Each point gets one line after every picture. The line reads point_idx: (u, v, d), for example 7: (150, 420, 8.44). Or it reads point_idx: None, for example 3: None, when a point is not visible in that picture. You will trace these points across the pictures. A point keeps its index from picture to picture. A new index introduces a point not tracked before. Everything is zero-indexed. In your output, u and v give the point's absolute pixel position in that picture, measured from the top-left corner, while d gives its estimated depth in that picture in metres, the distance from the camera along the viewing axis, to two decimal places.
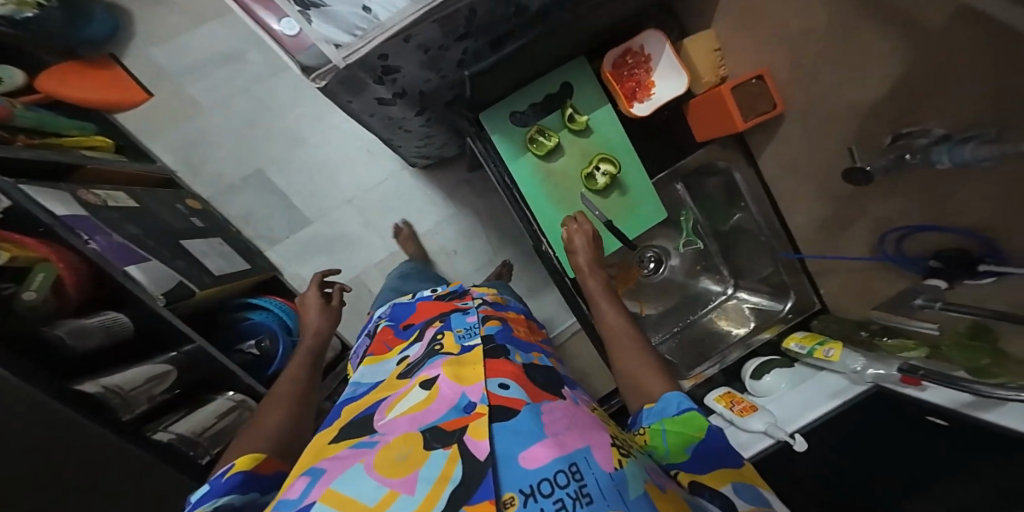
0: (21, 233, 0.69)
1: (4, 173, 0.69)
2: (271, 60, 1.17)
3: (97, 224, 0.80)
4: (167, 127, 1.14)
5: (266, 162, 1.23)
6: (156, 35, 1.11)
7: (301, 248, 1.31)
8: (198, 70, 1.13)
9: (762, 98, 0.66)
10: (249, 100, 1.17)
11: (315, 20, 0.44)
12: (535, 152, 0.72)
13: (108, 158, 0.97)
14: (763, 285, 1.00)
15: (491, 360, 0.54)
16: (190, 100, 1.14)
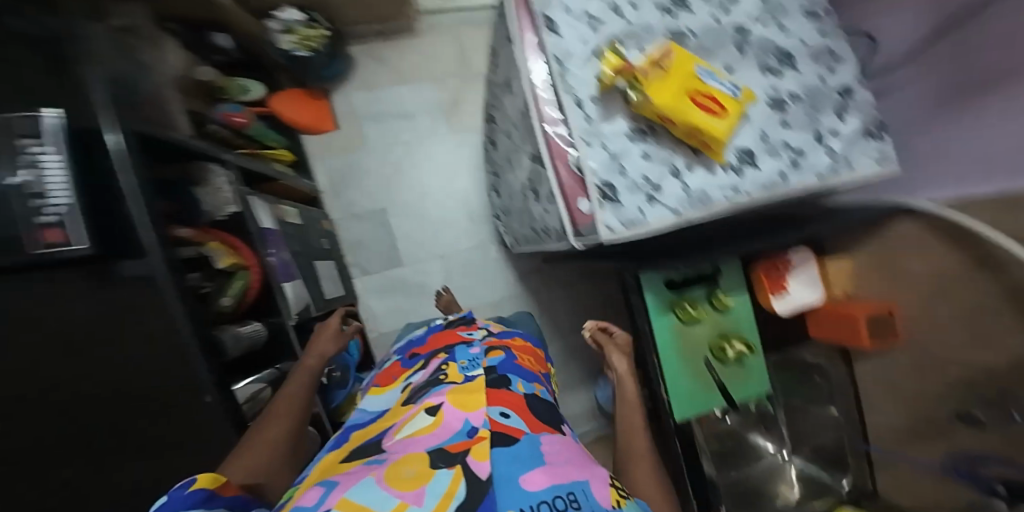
0: (236, 237, 0.72)
1: (241, 183, 0.76)
2: (434, 128, 1.34)
3: (278, 238, 0.84)
4: (334, 152, 1.24)
5: (393, 204, 1.31)
6: (361, 83, 1.28)
7: (384, 285, 1.34)
8: (378, 116, 1.28)
9: (887, 327, 0.83)
10: (404, 151, 1.31)
11: (606, 208, 0.48)
12: (680, 318, 0.78)
13: (286, 172, 0.98)
14: (815, 453, 1.06)
15: (493, 389, 0.54)
16: (360, 137, 1.26)
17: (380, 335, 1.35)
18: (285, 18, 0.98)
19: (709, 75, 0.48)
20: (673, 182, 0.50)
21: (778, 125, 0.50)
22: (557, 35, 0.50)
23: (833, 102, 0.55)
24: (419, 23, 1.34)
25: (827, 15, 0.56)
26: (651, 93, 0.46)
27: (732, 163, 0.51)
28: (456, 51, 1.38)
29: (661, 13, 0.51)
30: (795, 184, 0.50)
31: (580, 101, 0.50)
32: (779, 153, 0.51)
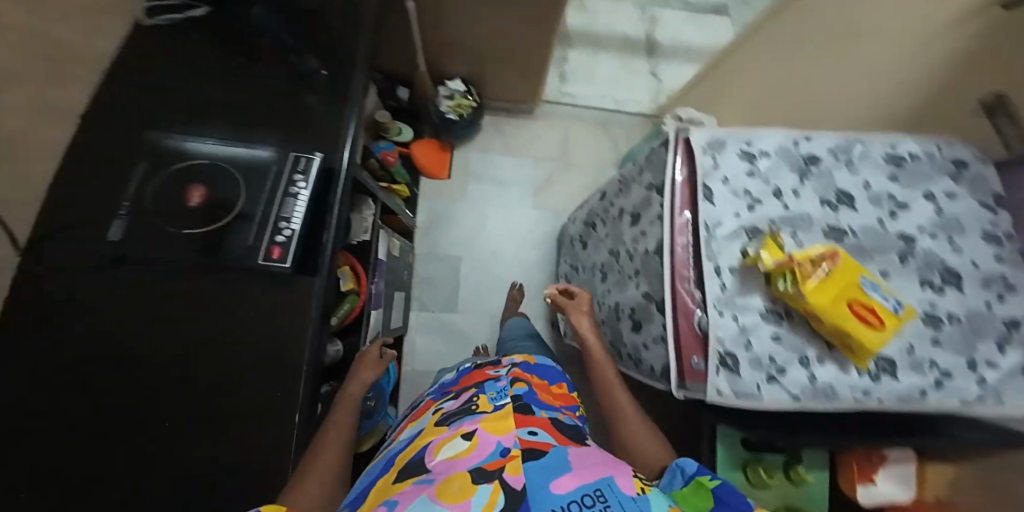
0: (358, 263, 0.80)
1: (373, 213, 0.87)
2: (523, 198, 1.46)
3: (382, 270, 0.91)
4: (439, 196, 1.41)
5: (469, 253, 1.39)
6: (480, 149, 1.49)
7: (433, 326, 1.33)
8: (483, 176, 1.46)
9: None
10: (495, 210, 1.44)
11: (721, 374, 0.47)
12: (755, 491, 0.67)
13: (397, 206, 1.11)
14: None
15: (521, 415, 0.47)
16: (463, 188, 1.43)
17: (410, 371, 1.28)
18: (450, 87, 1.32)
19: (870, 280, 0.45)
20: (799, 369, 0.47)
21: (932, 343, 0.47)
22: (709, 203, 0.51)
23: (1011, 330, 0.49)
24: (539, 109, 1.59)
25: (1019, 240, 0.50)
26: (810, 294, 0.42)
27: (871, 368, 0.47)
28: (563, 142, 1.58)
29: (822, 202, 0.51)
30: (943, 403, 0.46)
31: (718, 269, 0.49)
32: (925, 371, 0.46)
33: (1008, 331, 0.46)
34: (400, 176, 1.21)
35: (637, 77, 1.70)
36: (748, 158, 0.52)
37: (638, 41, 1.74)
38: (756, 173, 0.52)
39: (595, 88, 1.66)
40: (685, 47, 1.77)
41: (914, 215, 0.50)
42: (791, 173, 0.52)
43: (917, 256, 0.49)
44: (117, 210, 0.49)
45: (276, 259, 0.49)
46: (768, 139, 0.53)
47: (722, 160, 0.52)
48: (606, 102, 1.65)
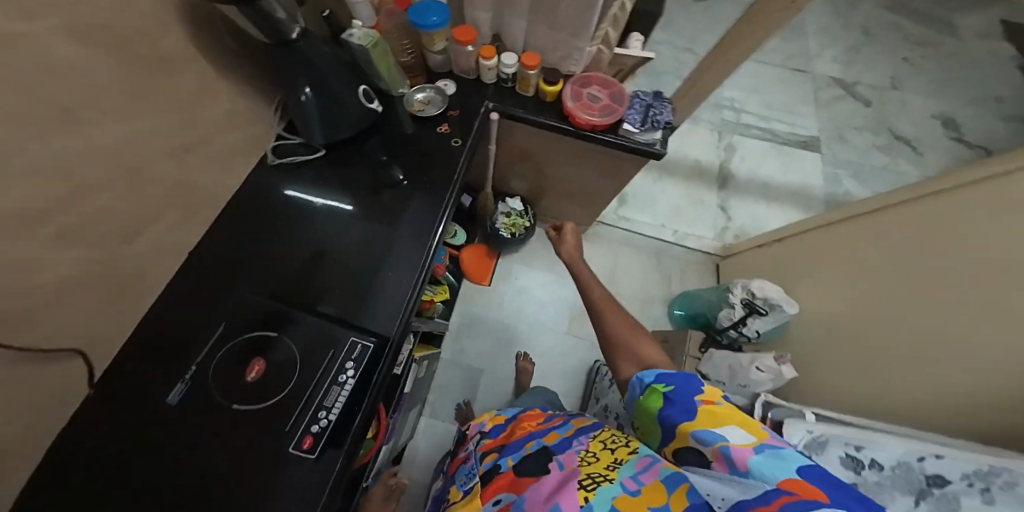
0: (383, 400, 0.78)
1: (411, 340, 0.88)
2: (561, 319, 1.43)
3: (403, 403, 0.88)
4: (475, 303, 1.42)
5: (494, 368, 1.34)
6: (526, 260, 1.50)
7: (439, 443, 1.24)
8: (524, 289, 1.46)
9: None
10: (527, 326, 1.40)
11: None
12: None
13: (428, 319, 1.11)
14: None
15: (488, 483, 0.56)
16: (501, 299, 1.43)
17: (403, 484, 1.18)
18: (510, 205, 1.40)
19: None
20: None
21: None
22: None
23: None
24: (593, 229, 1.63)
25: None
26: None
27: None
28: (612, 265, 1.58)
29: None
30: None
31: None
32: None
33: None
34: (444, 279, 1.27)
35: (702, 211, 1.71)
36: (852, 466, 0.59)
37: (709, 173, 1.79)
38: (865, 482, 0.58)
39: (655, 215, 1.68)
40: (756, 184, 1.78)
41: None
42: (904, 495, 0.54)
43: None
44: (184, 373, 0.62)
45: (305, 449, 0.58)
46: (886, 453, 0.58)
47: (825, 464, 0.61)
48: (665, 232, 1.65)
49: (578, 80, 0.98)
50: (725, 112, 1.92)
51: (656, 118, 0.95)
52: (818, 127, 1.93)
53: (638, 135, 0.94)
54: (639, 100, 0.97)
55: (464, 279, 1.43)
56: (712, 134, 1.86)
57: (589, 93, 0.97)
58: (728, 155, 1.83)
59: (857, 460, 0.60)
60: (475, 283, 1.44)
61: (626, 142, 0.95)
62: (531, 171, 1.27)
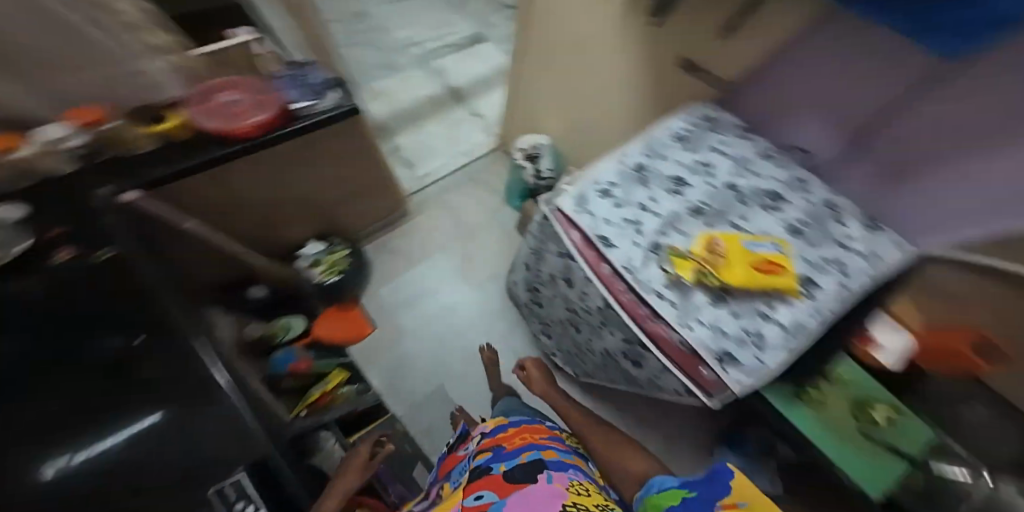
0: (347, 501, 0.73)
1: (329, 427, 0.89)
2: (452, 294, 1.44)
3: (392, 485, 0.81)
4: (379, 353, 1.31)
5: (447, 377, 1.29)
6: (384, 281, 1.44)
7: None
8: (405, 303, 1.41)
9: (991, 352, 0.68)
10: (436, 325, 1.38)
11: (730, 371, 0.52)
12: (809, 407, 0.70)
13: (336, 410, 1.01)
14: None
15: (474, 483, 0.54)
16: (397, 328, 1.36)
17: None
18: (310, 252, 1.25)
19: (748, 238, 0.58)
20: (767, 328, 0.54)
21: (808, 245, 0.58)
22: (614, 248, 0.60)
23: (830, 213, 0.62)
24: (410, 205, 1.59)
25: (778, 154, 0.70)
26: (722, 275, 0.54)
27: (805, 288, 0.55)
28: (448, 220, 1.59)
29: (654, 195, 0.64)
30: (869, 275, 0.57)
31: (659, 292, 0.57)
32: (827, 269, 0.56)
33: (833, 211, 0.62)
34: (325, 366, 1.14)
35: (464, 125, 1.80)
36: (606, 195, 0.65)
37: (444, 96, 1.84)
38: (622, 202, 0.63)
39: (440, 156, 1.72)
40: (477, 76, 1.90)
41: (724, 165, 0.67)
42: (640, 187, 0.65)
43: (745, 187, 0.65)
44: None
45: None
46: (609, 174, 0.67)
47: (597, 209, 0.63)
48: (458, 160, 1.71)
49: (197, 96, 0.91)
50: (409, 48, 1.93)
51: (312, 85, 0.97)
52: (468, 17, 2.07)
53: (308, 104, 0.94)
54: (282, 77, 0.97)
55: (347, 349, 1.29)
56: (416, 68, 1.87)
57: (224, 101, 0.91)
58: (442, 74, 1.88)
59: (608, 191, 0.65)
60: (362, 340, 1.32)
61: (303, 114, 0.92)
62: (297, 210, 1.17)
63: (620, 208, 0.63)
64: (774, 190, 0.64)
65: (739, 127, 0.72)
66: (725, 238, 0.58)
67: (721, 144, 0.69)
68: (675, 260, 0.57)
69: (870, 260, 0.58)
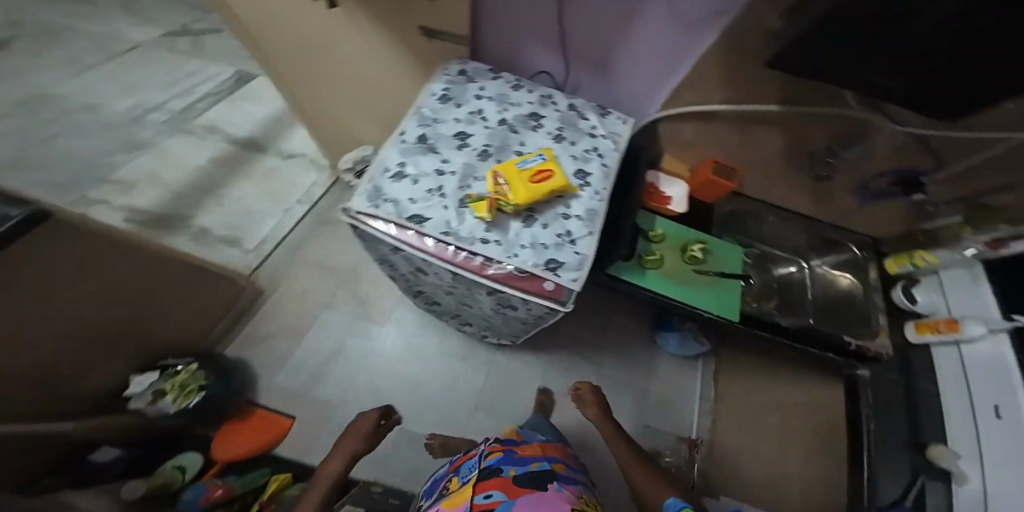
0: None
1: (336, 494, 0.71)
2: (356, 340, 1.36)
3: None
4: (317, 436, 1.19)
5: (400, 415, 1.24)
6: (279, 368, 1.29)
7: None
8: (317, 375, 1.29)
9: (725, 168, 0.94)
10: (358, 377, 1.29)
11: (560, 273, 0.66)
12: (654, 269, 0.92)
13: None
14: (826, 247, 1.01)
15: (482, 481, 0.56)
16: (322, 403, 1.24)
17: None
18: (145, 384, 1.03)
19: (521, 160, 0.68)
20: (571, 223, 0.70)
21: (571, 151, 0.76)
22: (429, 220, 0.62)
23: (576, 119, 0.81)
24: (262, 282, 1.41)
25: (526, 83, 0.82)
26: (515, 199, 0.63)
27: (580, 183, 0.74)
28: (312, 274, 1.46)
29: (441, 158, 0.67)
30: (612, 158, 0.78)
31: (485, 239, 0.63)
32: (589, 158, 0.76)
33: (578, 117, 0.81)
34: (249, 482, 1.02)
35: (280, 172, 1.63)
36: (399, 176, 0.64)
37: (239, 154, 1.63)
38: (416, 177, 0.64)
39: (269, 216, 1.54)
40: (264, 118, 1.72)
41: (487, 109, 0.75)
42: (425, 154, 0.66)
43: (510, 123, 0.75)
44: None
45: None
46: (393, 153, 0.66)
47: (398, 192, 0.63)
48: (294, 209, 1.56)
49: None
50: (160, 119, 1.63)
51: None
52: (221, 60, 1.82)
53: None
54: None
55: (271, 452, 1.15)
56: (182, 135, 1.62)
57: None
58: (221, 129, 1.66)
59: (398, 173, 0.65)
60: (286, 434, 1.19)
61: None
62: (114, 352, 0.97)
63: (416, 183, 0.64)
64: (531, 117, 0.77)
65: (487, 71, 0.79)
66: (503, 170, 0.65)
67: (478, 90, 0.76)
68: (479, 207, 0.63)
69: (613, 142, 0.80)
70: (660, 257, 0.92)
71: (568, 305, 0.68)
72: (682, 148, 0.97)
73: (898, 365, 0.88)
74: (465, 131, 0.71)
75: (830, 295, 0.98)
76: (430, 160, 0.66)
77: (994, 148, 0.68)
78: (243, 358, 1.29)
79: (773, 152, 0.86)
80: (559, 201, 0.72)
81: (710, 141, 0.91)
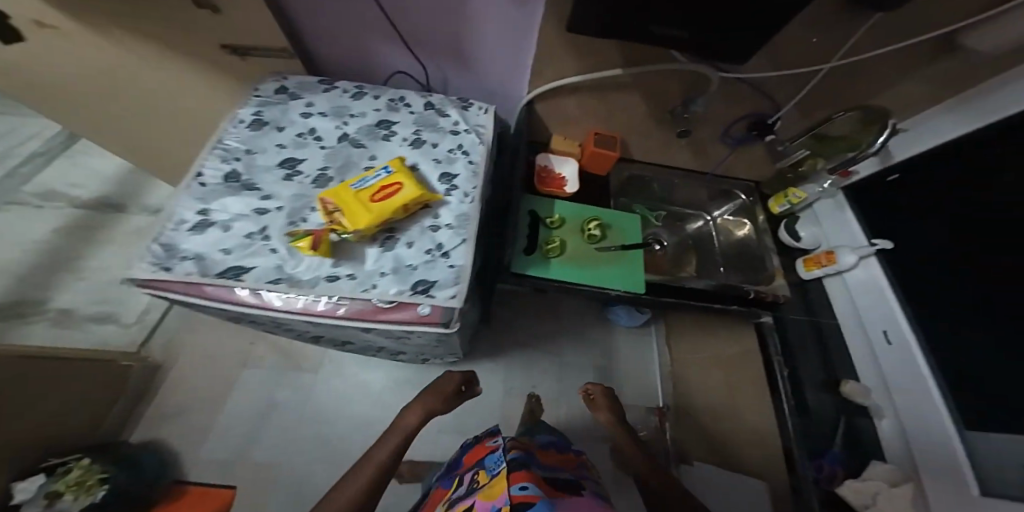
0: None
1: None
2: (284, 393, 1.21)
3: None
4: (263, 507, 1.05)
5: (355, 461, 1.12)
6: (198, 445, 1.12)
7: None
8: (248, 441, 1.13)
9: (606, 139, 0.91)
10: (297, 432, 1.16)
11: (435, 292, 0.59)
12: (557, 257, 0.86)
13: None
14: (718, 198, 1.02)
15: (514, 472, 0.55)
16: (262, 468, 1.10)
17: None
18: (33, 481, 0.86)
19: (359, 179, 0.58)
20: (441, 234, 0.62)
21: (430, 153, 0.66)
22: (247, 271, 0.54)
23: (436, 116, 0.70)
24: (155, 357, 1.21)
25: (368, 86, 0.71)
26: (353, 226, 0.55)
27: (446, 188, 0.65)
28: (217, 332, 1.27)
29: (260, 197, 0.58)
30: (482, 154, 0.68)
31: (329, 276, 0.57)
32: (455, 158, 0.67)
33: (436, 111, 0.71)
34: None
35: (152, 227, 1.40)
36: (202, 226, 0.55)
37: (94, 216, 1.37)
38: (228, 225, 0.56)
39: None
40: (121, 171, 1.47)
41: (317, 125, 0.64)
42: (233, 196, 0.58)
43: (350, 137, 0.65)
44: None
45: None
46: (193, 201, 0.56)
47: (203, 246, 0.54)
48: None
49: None
50: None
51: None
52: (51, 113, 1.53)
53: None
54: None
55: None
56: None
57: None
58: (61, 193, 1.39)
59: (201, 223, 0.56)
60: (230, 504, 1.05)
61: None
62: None
63: (228, 232, 0.56)
64: (377, 124, 0.66)
65: (315, 79, 0.68)
66: (333, 196, 0.56)
67: (303, 105, 0.65)
68: (305, 244, 0.55)
69: (478, 134, 0.70)
70: (561, 242, 0.87)
71: (454, 325, 0.61)
72: (562, 125, 0.93)
73: (804, 306, 0.88)
74: (286, 157, 0.61)
75: (734, 245, 0.97)
76: (240, 201, 0.57)
77: (819, 81, 0.70)
78: (155, 441, 1.11)
79: (643, 114, 0.85)
80: (424, 213, 0.63)
81: (588, 115, 0.89)
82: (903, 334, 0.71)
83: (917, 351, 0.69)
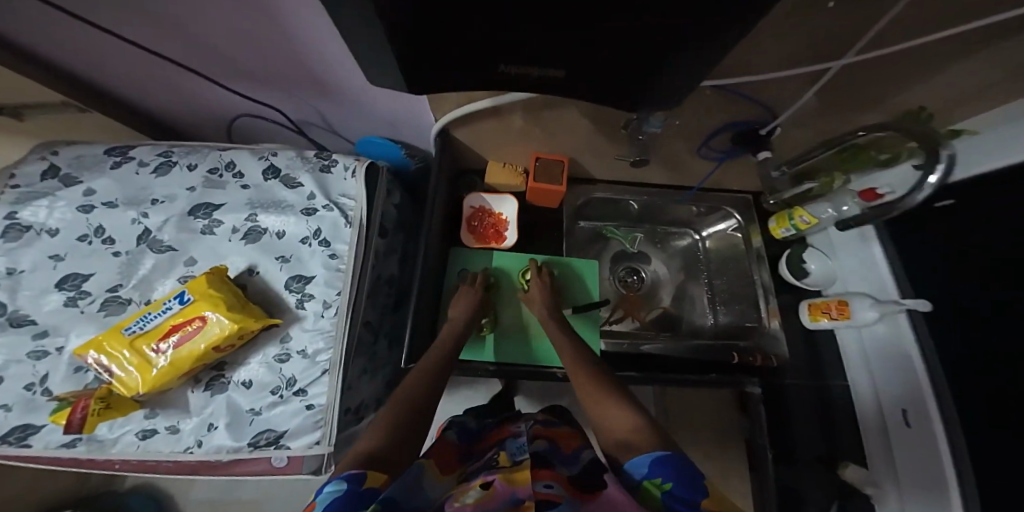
0: None
1: None
2: None
3: None
4: None
5: None
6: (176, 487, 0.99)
7: None
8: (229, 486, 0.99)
9: (552, 165, 0.64)
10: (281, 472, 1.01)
11: (291, 442, 0.45)
12: (493, 332, 0.64)
13: None
14: (707, 216, 0.78)
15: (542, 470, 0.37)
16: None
17: None
18: None
19: (148, 313, 0.42)
20: (293, 363, 0.46)
21: (271, 247, 0.47)
22: (29, 435, 0.44)
23: (278, 184, 0.48)
24: None
25: (177, 146, 0.48)
26: (143, 387, 0.41)
27: (297, 298, 0.46)
28: None
29: (33, 336, 0.45)
30: (349, 242, 0.47)
31: (142, 432, 0.45)
32: (313, 249, 0.47)
33: (277, 175, 0.48)
34: None
35: None
36: None
37: None
38: None
39: None
40: None
41: (104, 224, 0.46)
42: None
43: (151, 236, 0.46)
44: None
45: None
46: None
47: None
48: None
49: None
50: None
51: None
52: None
53: None
54: None
55: None
56: None
57: None
58: None
59: None
60: None
61: None
62: None
63: None
64: (191, 211, 0.47)
65: (103, 147, 0.48)
66: (108, 343, 0.41)
67: (81, 193, 0.47)
68: (59, 421, 0.43)
69: (342, 207, 0.48)
70: (499, 311, 0.65)
71: (327, 470, 0.48)
72: (487, 155, 0.66)
73: (813, 366, 0.68)
74: (60, 274, 0.46)
75: (726, 272, 0.78)
76: (6, 345, 0.45)
77: (831, 77, 0.44)
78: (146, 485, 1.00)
79: (589, 135, 0.58)
80: (269, 337, 0.46)
81: (522, 141, 0.61)
82: (928, 414, 0.55)
83: (944, 442, 0.52)
